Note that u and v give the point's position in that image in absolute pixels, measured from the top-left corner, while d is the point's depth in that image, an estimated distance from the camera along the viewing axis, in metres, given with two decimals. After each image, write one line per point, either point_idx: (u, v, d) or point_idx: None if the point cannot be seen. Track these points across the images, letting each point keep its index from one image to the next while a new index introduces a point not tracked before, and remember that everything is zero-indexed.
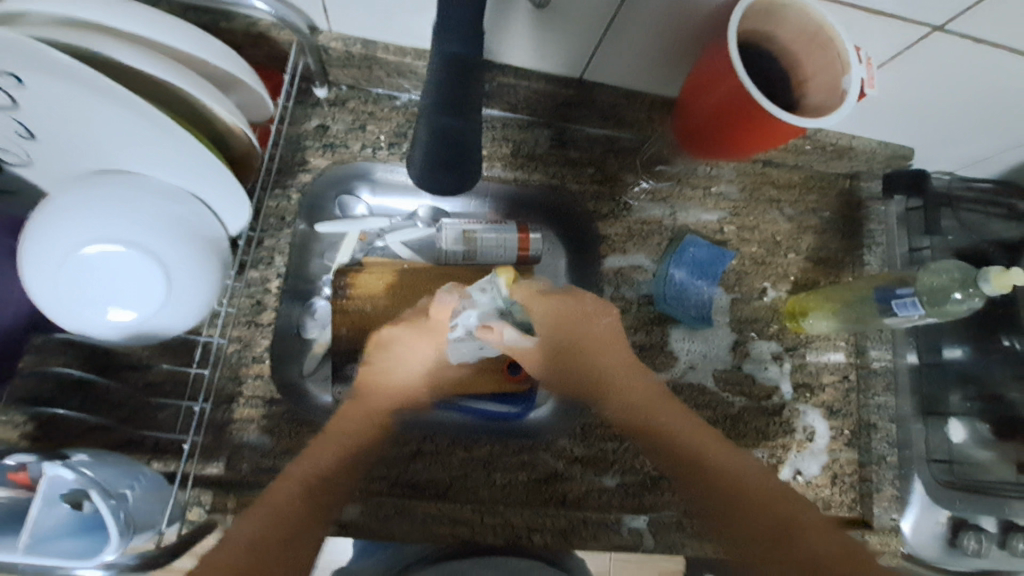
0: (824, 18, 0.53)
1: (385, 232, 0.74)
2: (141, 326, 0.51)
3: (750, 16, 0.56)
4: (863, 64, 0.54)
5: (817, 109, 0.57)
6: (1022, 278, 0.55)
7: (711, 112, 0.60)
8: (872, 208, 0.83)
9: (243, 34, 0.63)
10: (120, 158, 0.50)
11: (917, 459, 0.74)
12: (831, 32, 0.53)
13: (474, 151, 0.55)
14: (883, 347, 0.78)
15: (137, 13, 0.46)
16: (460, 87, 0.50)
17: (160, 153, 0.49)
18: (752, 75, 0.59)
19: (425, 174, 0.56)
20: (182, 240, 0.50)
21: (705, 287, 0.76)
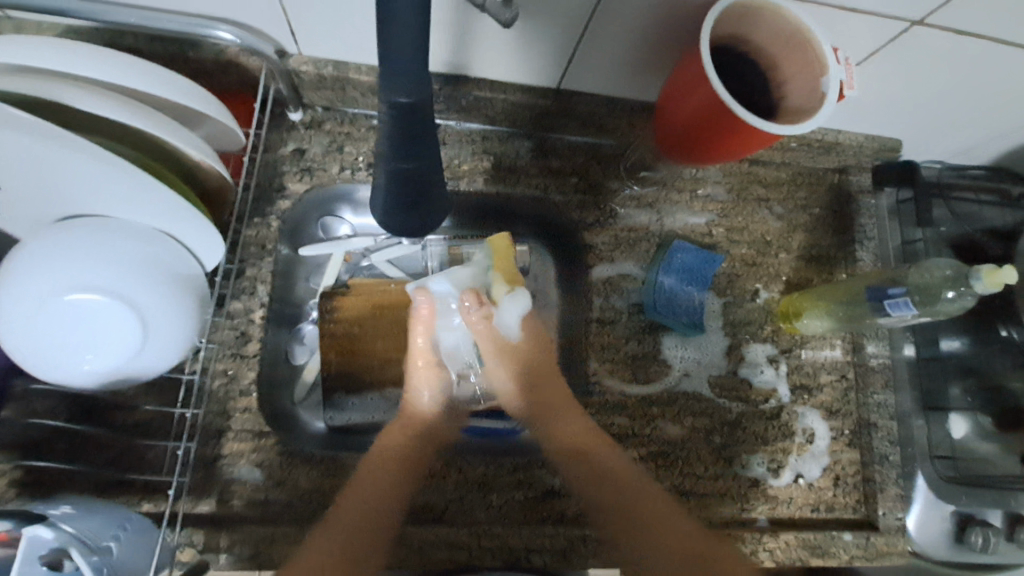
0: (798, 17, 0.52)
1: (370, 251, 0.76)
2: (121, 371, 0.50)
3: (723, 21, 0.55)
4: (841, 64, 0.53)
5: (798, 111, 0.56)
6: (1013, 276, 0.55)
7: (689, 118, 0.59)
8: (862, 202, 0.80)
9: (213, 61, 0.62)
10: (90, 202, 0.49)
11: (921, 456, 0.73)
12: (809, 32, 0.52)
13: (436, 182, 0.54)
14: (881, 343, 0.76)
15: (99, 59, 0.46)
16: (412, 133, 0.47)
17: (127, 194, 0.49)
18: (731, 80, 0.58)
19: (389, 217, 0.56)
20: (155, 283, 0.49)
21: (695, 292, 0.74)
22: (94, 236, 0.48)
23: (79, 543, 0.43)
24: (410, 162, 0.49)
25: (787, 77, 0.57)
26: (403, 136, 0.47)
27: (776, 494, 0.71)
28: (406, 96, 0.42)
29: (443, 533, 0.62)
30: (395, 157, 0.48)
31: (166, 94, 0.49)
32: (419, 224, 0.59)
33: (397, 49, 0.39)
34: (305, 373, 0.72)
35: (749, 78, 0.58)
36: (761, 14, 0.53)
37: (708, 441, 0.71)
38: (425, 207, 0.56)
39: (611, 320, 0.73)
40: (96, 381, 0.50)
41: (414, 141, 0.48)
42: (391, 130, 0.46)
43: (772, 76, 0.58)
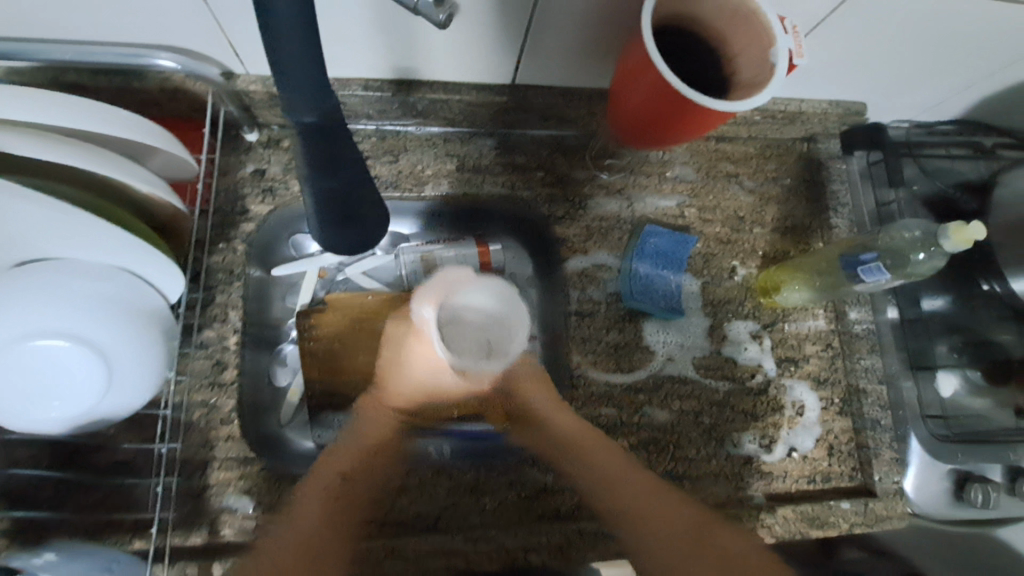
0: None
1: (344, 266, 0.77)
2: (88, 413, 0.49)
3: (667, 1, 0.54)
4: (789, 34, 0.53)
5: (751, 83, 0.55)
6: (982, 231, 0.54)
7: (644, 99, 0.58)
8: (833, 167, 0.79)
9: (159, 89, 0.61)
10: (39, 245, 0.48)
11: (912, 417, 0.72)
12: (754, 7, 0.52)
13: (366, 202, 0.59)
14: (863, 309, 0.76)
15: (29, 100, 0.44)
16: (329, 150, 0.51)
17: (72, 235, 0.47)
18: (684, 59, 0.57)
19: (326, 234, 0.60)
20: (114, 322, 0.49)
21: (671, 276, 0.74)
22: (40, 280, 0.47)
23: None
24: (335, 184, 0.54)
25: (738, 52, 0.56)
26: (320, 155, 0.51)
27: (770, 469, 0.70)
28: (309, 114, 0.46)
29: (437, 541, 0.62)
30: (315, 176, 0.53)
31: (108, 128, 0.48)
32: (359, 239, 0.63)
33: (307, 72, 0.40)
34: (288, 396, 0.73)
35: (700, 55, 0.57)
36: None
37: (698, 424, 0.70)
38: (360, 224, 0.61)
39: (590, 312, 0.72)
40: (62, 426, 0.49)
41: (333, 163, 0.52)
42: (307, 149, 0.50)
43: (722, 51, 0.57)
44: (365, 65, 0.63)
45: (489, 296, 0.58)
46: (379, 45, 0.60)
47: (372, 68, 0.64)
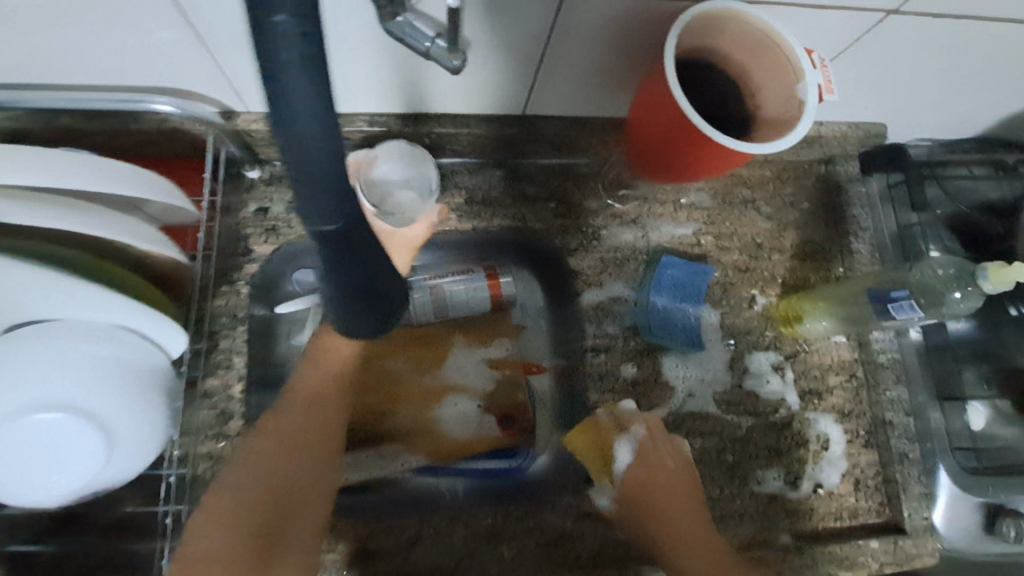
0: (767, 23, 0.49)
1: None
2: (91, 482, 0.48)
3: (687, 36, 0.52)
4: (818, 68, 0.51)
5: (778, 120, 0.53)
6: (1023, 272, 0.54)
7: (661, 135, 0.57)
8: (851, 190, 0.77)
9: (157, 131, 0.59)
10: (28, 313, 0.45)
11: (941, 449, 0.70)
12: (780, 40, 0.50)
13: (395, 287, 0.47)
14: (887, 337, 0.73)
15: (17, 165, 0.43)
16: (353, 253, 0.39)
17: (68, 301, 0.45)
18: (705, 91, 0.55)
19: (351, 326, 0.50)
20: (114, 387, 0.47)
21: (690, 308, 0.71)
22: (33, 348, 0.45)
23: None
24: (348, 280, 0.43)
25: (759, 86, 0.54)
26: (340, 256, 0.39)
27: (796, 507, 0.68)
28: (330, 224, 0.35)
29: None
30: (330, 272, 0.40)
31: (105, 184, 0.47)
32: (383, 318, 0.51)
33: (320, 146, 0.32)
34: None
35: (720, 87, 0.55)
36: (720, 23, 0.51)
37: (720, 462, 0.68)
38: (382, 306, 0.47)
39: (606, 347, 0.70)
40: (66, 494, 0.48)
41: (353, 260, 0.40)
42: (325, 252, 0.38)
43: (745, 84, 0.55)
44: (371, 101, 0.61)
45: (399, 170, 0.65)
46: (386, 82, 0.58)
47: (377, 103, 0.61)
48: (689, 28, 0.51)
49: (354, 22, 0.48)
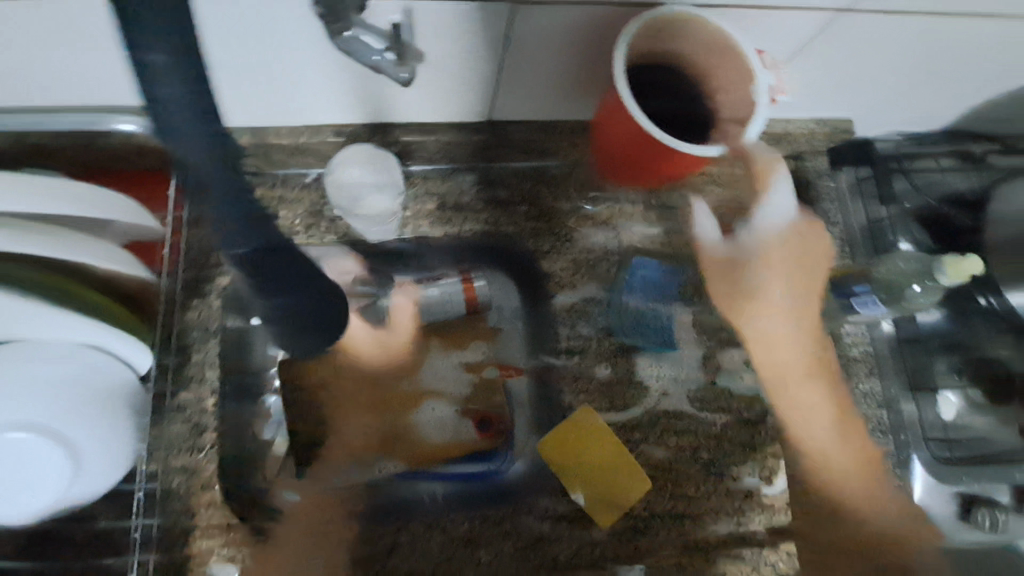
0: (722, 27, 0.50)
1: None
2: (57, 502, 0.48)
3: (640, 41, 0.53)
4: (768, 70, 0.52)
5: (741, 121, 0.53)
6: (977, 266, 0.54)
7: (621, 140, 0.58)
8: (821, 185, 0.77)
9: (123, 148, 0.59)
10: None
11: (914, 440, 0.71)
12: (734, 42, 0.50)
13: (330, 306, 0.59)
14: (859, 330, 0.74)
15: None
16: (284, 278, 0.51)
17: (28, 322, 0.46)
18: (660, 93, 0.55)
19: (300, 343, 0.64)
20: (83, 407, 0.48)
21: (662, 306, 0.72)
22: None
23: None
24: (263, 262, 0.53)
25: (716, 87, 0.55)
26: (267, 279, 0.50)
27: (772, 502, 0.68)
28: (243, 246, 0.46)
29: None
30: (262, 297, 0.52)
31: None
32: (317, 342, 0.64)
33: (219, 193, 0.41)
34: None
35: (678, 88, 0.56)
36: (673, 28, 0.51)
37: (696, 459, 0.69)
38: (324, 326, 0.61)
39: (580, 349, 0.71)
40: (31, 516, 0.48)
41: (281, 286, 0.52)
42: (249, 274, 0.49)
43: (704, 86, 0.56)
44: (334, 112, 0.61)
45: (365, 169, 0.63)
46: (348, 93, 0.58)
47: (342, 114, 0.62)
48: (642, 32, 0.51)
49: (307, 37, 0.49)
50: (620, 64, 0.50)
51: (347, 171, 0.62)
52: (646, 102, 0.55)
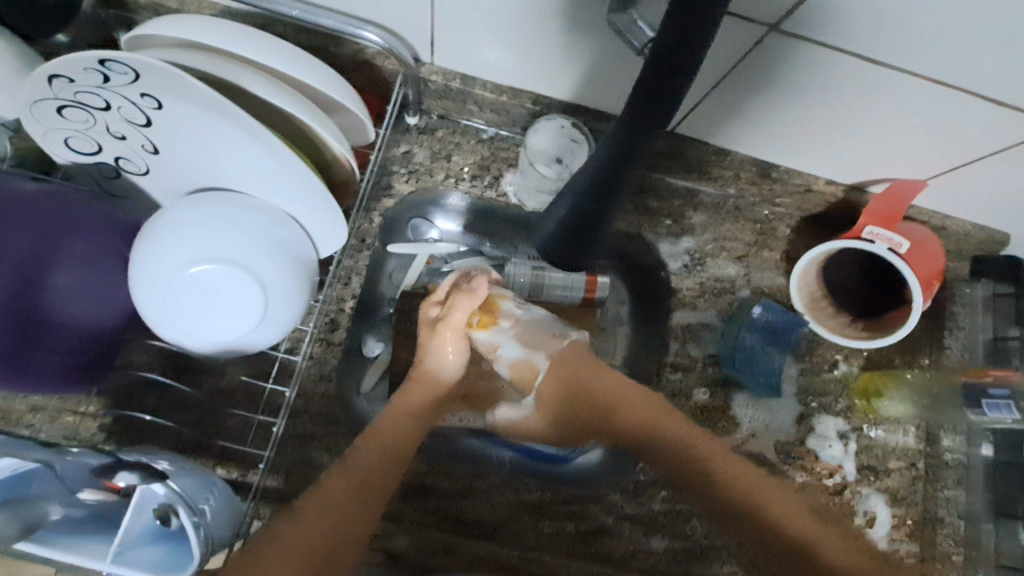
0: (797, 273, 0.70)
1: (451, 259, 0.73)
2: (232, 341, 0.52)
3: (813, 280, 0.72)
4: (875, 237, 0.65)
5: (924, 280, 0.67)
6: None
7: (875, 305, 0.73)
8: (956, 289, 0.78)
9: (349, 59, 0.64)
10: (221, 181, 0.52)
11: (985, 561, 0.70)
12: (807, 257, 0.69)
13: (603, 227, 0.63)
14: (956, 438, 0.74)
15: (247, 38, 0.49)
16: (589, 218, 0.60)
17: (249, 178, 0.51)
18: (864, 282, 0.73)
19: (554, 229, 0.64)
20: (280, 260, 0.51)
21: (777, 355, 0.74)
22: (228, 211, 0.50)
23: (76, 492, 0.47)
24: (597, 203, 0.58)
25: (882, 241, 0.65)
26: (607, 169, 0.55)
27: None
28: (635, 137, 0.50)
29: (492, 549, 0.66)
30: (588, 189, 0.57)
31: (310, 78, 0.51)
32: (575, 235, 0.63)
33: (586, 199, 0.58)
34: (374, 366, 0.70)
35: (847, 274, 0.73)
36: (890, 80, 0.54)
37: None
38: (588, 241, 0.64)
39: (685, 367, 0.74)
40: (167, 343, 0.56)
41: (611, 183, 0.56)
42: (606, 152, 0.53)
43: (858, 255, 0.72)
44: (537, 85, 0.66)
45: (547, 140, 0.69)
46: (566, 69, 0.62)
47: (546, 87, 0.66)
48: (857, 75, 0.54)
49: (562, 9, 0.54)
50: (797, 305, 0.71)
51: (531, 139, 0.69)
52: (862, 278, 0.73)
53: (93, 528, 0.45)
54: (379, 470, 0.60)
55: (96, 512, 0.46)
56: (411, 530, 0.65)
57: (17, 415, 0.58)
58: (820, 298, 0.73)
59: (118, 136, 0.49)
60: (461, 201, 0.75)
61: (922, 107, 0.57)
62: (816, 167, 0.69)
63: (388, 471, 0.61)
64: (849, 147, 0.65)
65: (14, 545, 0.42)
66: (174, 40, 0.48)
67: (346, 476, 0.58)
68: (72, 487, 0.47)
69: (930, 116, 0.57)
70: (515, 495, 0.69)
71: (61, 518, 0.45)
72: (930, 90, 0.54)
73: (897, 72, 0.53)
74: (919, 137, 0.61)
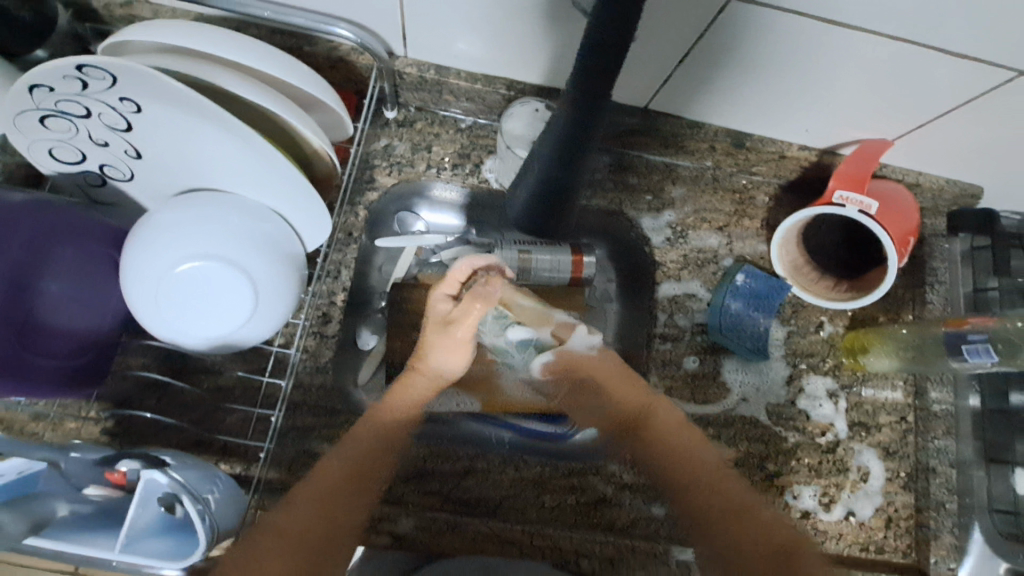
0: (779, 241, 0.72)
1: (440, 250, 0.75)
2: (226, 336, 0.54)
3: (794, 244, 0.74)
4: (848, 201, 0.67)
5: (901, 239, 0.68)
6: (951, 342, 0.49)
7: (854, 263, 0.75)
8: (934, 245, 0.79)
9: (324, 56, 0.65)
10: (205, 180, 0.53)
11: (978, 508, 0.72)
12: (787, 223, 0.70)
13: (574, 196, 0.71)
14: (944, 390, 0.75)
15: (223, 39, 0.50)
16: (556, 194, 0.69)
17: (231, 176, 0.53)
18: (842, 244, 0.76)
19: (528, 204, 0.71)
20: (268, 255, 0.53)
21: (761, 318, 0.75)
22: (213, 210, 0.51)
23: (82, 489, 0.49)
24: (562, 173, 0.66)
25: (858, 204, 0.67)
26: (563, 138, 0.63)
27: (826, 528, 0.71)
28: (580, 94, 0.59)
29: (495, 526, 0.66)
30: (552, 160, 0.65)
31: (288, 75, 0.53)
32: (548, 196, 0.69)
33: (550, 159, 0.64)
34: (370, 358, 0.73)
35: (823, 239, 0.76)
36: (850, 40, 0.55)
37: (761, 468, 0.71)
38: (563, 214, 0.73)
39: (673, 337, 0.76)
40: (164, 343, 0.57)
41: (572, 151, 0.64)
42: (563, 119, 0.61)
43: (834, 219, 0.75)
44: (510, 71, 0.67)
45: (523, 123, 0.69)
46: (537, 52, 0.63)
47: (519, 73, 0.68)
48: (817, 39, 0.56)
49: None
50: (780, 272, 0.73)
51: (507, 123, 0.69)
52: (838, 241, 0.76)
53: (101, 523, 0.46)
54: (371, 457, 0.63)
55: (101, 509, 0.48)
56: (415, 511, 0.66)
57: (18, 425, 0.59)
58: (803, 262, 0.74)
59: (102, 143, 0.50)
60: (444, 189, 0.77)
61: (885, 64, 0.58)
62: (789, 133, 0.71)
63: (380, 458, 0.64)
64: (819, 111, 0.66)
65: (25, 542, 0.43)
66: (152, 45, 0.49)
67: (341, 466, 0.61)
68: (76, 484, 0.49)
69: (893, 74, 0.59)
70: (515, 472, 0.70)
71: (69, 514, 0.47)
72: (892, 47, 0.55)
73: (858, 32, 0.54)
74: (885, 96, 0.62)
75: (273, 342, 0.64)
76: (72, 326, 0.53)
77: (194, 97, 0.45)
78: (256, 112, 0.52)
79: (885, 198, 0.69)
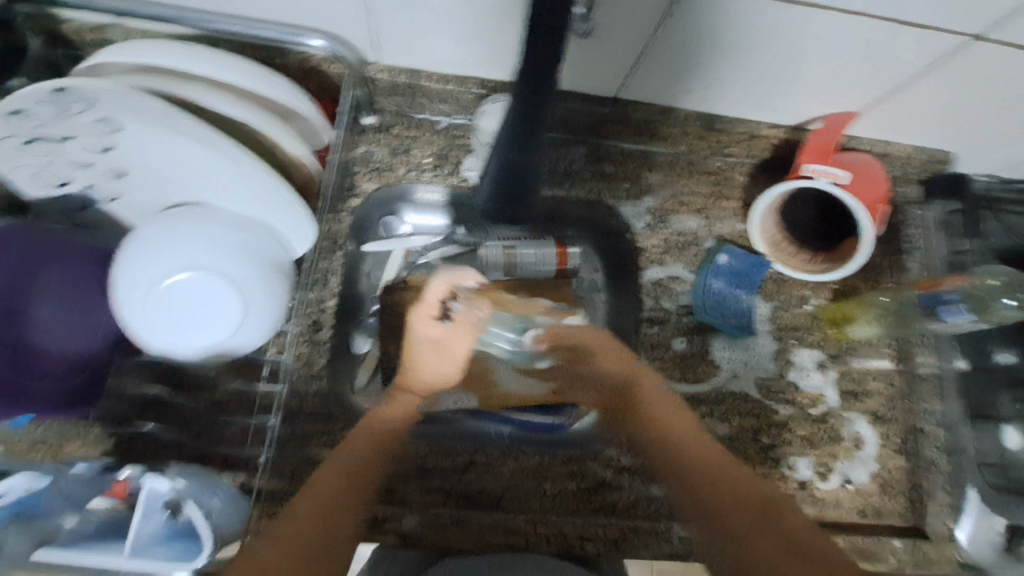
0: (755, 219, 0.74)
1: (428, 250, 0.76)
2: (216, 347, 0.54)
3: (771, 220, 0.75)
4: (816, 174, 0.69)
5: (870, 207, 0.70)
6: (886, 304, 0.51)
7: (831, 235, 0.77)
8: (909, 212, 0.81)
9: (297, 67, 0.66)
10: (187, 195, 0.54)
11: (969, 465, 0.73)
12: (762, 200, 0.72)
13: (535, 178, 0.70)
14: (928, 352, 0.77)
15: (195, 55, 0.51)
16: (518, 181, 0.69)
17: (212, 190, 0.54)
18: (820, 216, 0.78)
19: (490, 192, 0.71)
20: (253, 264, 0.54)
21: (744, 296, 0.77)
22: (196, 223, 0.52)
23: (84, 504, 0.49)
24: (519, 155, 0.64)
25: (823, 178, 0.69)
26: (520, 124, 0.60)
27: (823, 496, 0.72)
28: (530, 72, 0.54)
29: (499, 517, 0.68)
30: (508, 144, 0.63)
31: (260, 87, 0.53)
32: (511, 176, 0.68)
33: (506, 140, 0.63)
34: (365, 363, 0.73)
35: (803, 213, 0.77)
36: (805, 18, 0.57)
37: (755, 441, 0.73)
38: (522, 199, 0.73)
39: (660, 320, 0.77)
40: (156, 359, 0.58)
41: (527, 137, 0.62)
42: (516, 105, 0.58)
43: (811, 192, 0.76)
44: (481, 69, 0.69)
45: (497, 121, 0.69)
46: (505, 49, 0.65)
47: (489, 71, 0.69)
48: (774, 20, 0.57)
49: None
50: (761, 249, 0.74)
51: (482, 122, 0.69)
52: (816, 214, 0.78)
53: (106, 539, 0.47)
54: (371, 460, 0.62)
55: (103, 526, 0.48)
56: (419, 508, 0.67)
57: (17, 451, 0.59)
58: (782, 237, 0.76)
59: (82, 166, 0.51)
60: (427, 190, 0.77)
61: (842, 39, 0.60)
62: (757, 113, 0.72)
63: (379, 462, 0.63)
64: (784, 89, 0.68)
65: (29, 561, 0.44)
66: (126, 66, 0.49)
67: (340, 470, 0.59)
68: (79, 499, 0.50)
69: (850, 48, 0.60)
70: (516, 463, 0.71)
71: (73, 528, 0.48)
72: (847, 21, 0.57)
73: (813, 9, 0.56)
74: (845, 70, 0.64)
75: (266, 351, 0.65)
76: (65, 349, 0.54)
77: (169, 113, 0.46)
78: (232, 125, 0.53)
79: (852, 169, 0.71)
